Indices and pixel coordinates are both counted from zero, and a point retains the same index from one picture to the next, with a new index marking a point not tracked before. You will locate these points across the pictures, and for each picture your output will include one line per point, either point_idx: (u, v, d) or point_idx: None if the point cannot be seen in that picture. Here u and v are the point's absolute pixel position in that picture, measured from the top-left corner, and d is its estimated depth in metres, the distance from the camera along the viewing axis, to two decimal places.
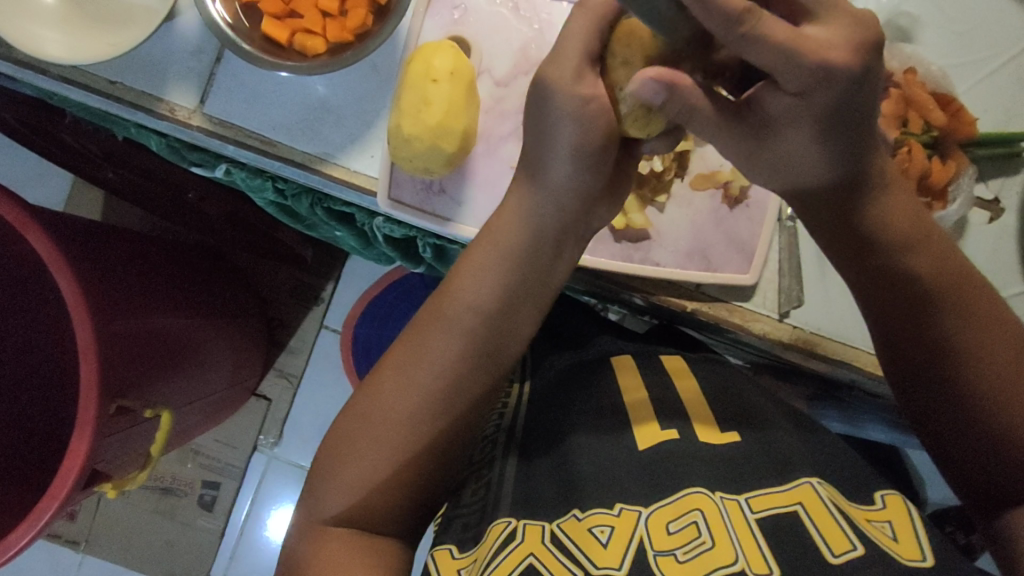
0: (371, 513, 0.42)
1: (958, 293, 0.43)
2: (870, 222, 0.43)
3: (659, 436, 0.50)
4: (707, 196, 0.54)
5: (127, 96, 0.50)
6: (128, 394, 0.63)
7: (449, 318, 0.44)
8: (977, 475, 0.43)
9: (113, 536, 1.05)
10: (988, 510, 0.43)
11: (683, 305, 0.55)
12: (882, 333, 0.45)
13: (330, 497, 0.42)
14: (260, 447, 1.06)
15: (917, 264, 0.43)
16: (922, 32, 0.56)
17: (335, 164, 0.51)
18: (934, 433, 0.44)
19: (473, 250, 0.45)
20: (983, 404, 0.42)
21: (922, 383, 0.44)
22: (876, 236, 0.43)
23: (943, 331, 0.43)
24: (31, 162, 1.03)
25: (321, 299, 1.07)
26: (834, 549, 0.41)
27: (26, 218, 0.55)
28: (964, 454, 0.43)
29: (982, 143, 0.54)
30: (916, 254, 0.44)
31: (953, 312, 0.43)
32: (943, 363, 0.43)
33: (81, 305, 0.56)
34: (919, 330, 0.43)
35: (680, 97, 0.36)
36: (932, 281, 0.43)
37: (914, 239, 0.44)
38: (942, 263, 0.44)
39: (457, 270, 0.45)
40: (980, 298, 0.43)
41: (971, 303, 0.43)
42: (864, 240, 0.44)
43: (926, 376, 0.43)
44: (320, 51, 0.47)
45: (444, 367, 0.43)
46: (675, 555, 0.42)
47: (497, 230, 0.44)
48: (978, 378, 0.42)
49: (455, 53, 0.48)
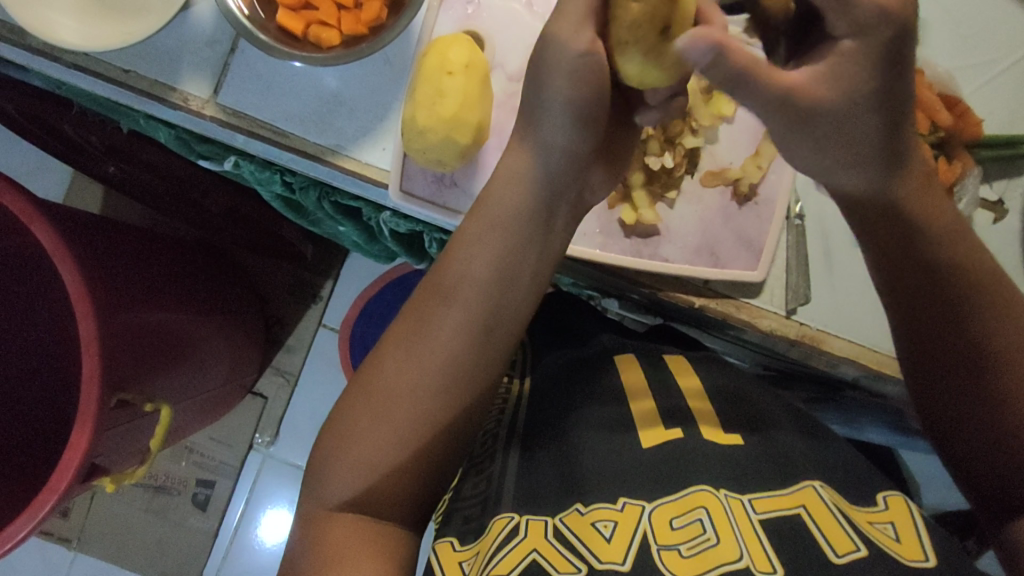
0: (382, 497, 0.42)
1: (981, 297, 0.43)
2: (899, 226, 0.42)
3: (662, 436, 0.50)
4: (716, 193, 0.54)
5: (140, 85, 0.50)
6: (128, 388, 0.63)
7: (457, 299, 0.43)
8: (988, 477, 0.43)
9: (105, 534, 1.04)
10: (1001, 514, 0.43)
11: (691, 301, 0.55)
12: (903, 324, 0.45)
13: (342, 487, 0.42)
14: (255, 446, 1.06)
15: (946, 259, 0.43)
16: (929, 34, 0.57)
17: (347, 155, 0.51)
18: (939, 420, 0.45)
19: (471, 237, 0.44)
20: (1002, 405, 0.42)
21: (946, 380, 0.44)
22: (905, 228, 0.42)
23: (969, 328, 0.43)
24: (31, 155, 1.03)
25: (321, 298, 1.06)
26: (838, 549, 0.41)
27: (30, 207, 0.55)
28: (963, 443, 0.44)
29: (986, 145, 0.55)
30: (948, 249, 0.43)
31: (978, 307, 0.43)
32: (969, 364, 0.43)
33: (84, 297, 0.56)
34: (945, 323, 0.43)
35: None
36: (957, 274, 0.43)
37: (945, 234, 0.43)
38: (970, 258, 0.43)
39: (456, 260, 0.44)
40: (1001, 294, 0.43)
41: (994, 299, 0.43)
42: (891, 230, 0.43)
43: (950, 374, 0.44)
44: (335, 43, 0.48)
45: (452, 356, 0.43)
46: (679, 550, 0.43)
47: (497, 218, 0.43)
48: (992, 370, 0.42)
49: (469, 47, 0.48)
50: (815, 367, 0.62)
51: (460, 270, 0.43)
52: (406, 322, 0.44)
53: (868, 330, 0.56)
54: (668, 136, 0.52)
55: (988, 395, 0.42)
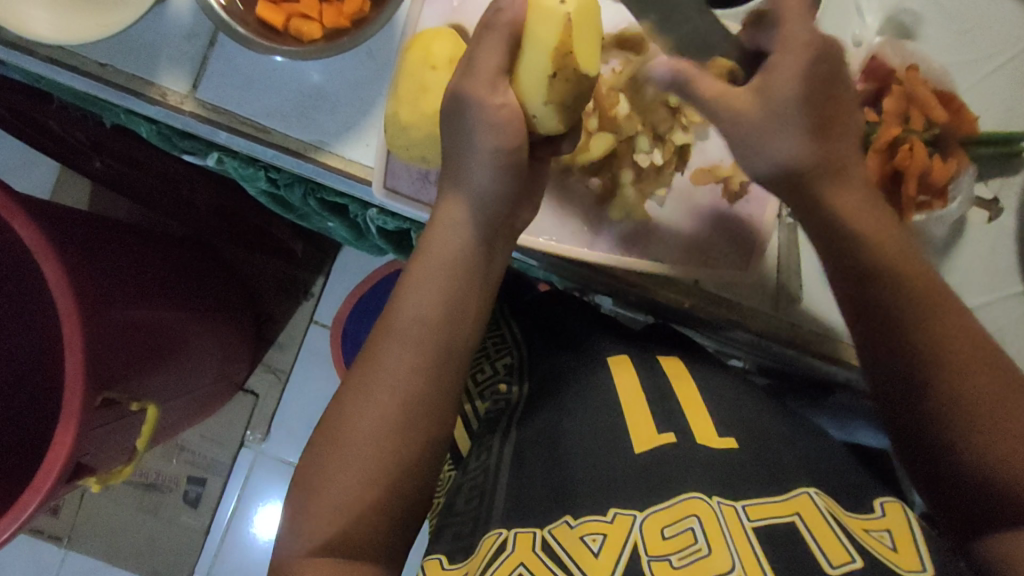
0: (354, 533, 0.41)
1: (924, 309, 0.42)
2: (863, 236, 0.43)
3: (653, 440, 0.49)
4: (706, 191, 0.53)
5: (117, 79, 0.49)
6: (114, 386, 0.61)
7: (401, 329, 0.42)
8: (951, 492, 0.42)
9: (96, 532, 1.04)
10: (969, 531, 0.42)
11: (681, 301, 0.55)
12: (865, 362, 0.45)
13: (331, 504, 0.41)
14: (247, 442, 1.05)
15: (886, 275, 0.43)
16: (925, 28, 0.56)
17: (330, 152, 0.50)
18: (931, 459, 0.42)
19: (438, 227, 0.43)
20: (958, 426, 0.41)
21: (896, 391, 0.43)
22: (855, 240, 0.43)
23: (911, 340, 0.42)
24: (17, 150, 1.01)
25: (312, 294, 1.07)
26: (833, 560, 0.40)
27: (10, 203, 0.54)
28: (951, 473, 0.41)
29: (982, 142, 0.54)
30: (880, 263, 0.43)
31: (919, 323, 0.42)
32: (918, 379, 0.42)
33: (69, 296, 0.55)
34: (887, 338, 0.43)
35: None
36: (923, 291, 0.43)
37: (881, 249, 0.43)
38: (905, 273, 0.43)
39: (408, 265, 0.43)
40: (946, 309, 0.43)
41: (937, 314, 0.42)
42: (820, 249, 0.44)
43: (901, 387, 0.43)
44: (316, 36, 0.46)
45: (409, 360, 0.41)
46: (671, 561, 0.41)
47: (448, 211, 0.43)
48: (955, 395, 0.41)
49: (454, 42, 0.47)
50: (804, 365, 0.61)
51: (447, 274, 0.43)
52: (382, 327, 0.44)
53: None
54: (658, 132, 0.50)
55: (942, 409, 0.41)
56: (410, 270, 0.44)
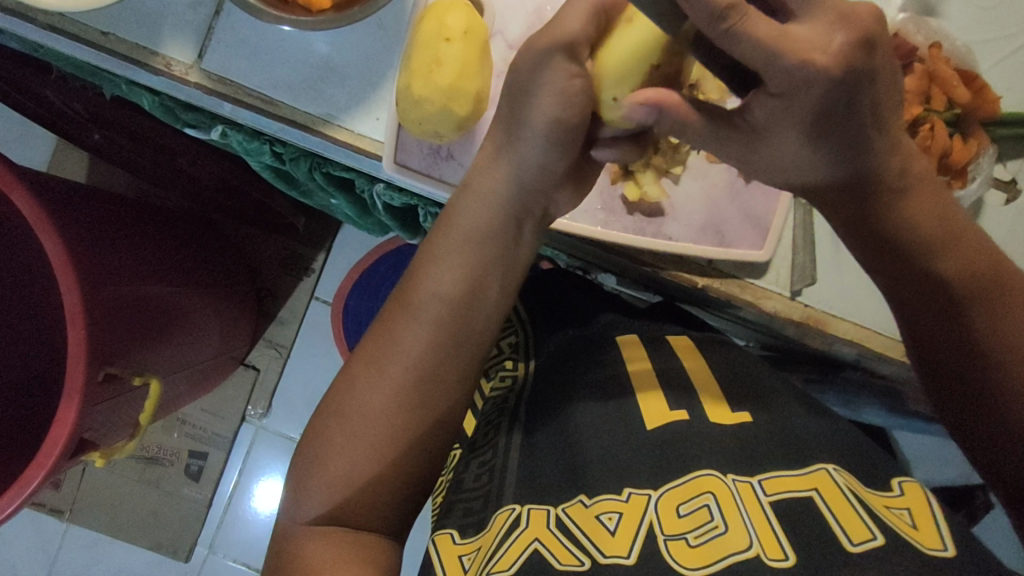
0: (363, 510, 0.41)
1: (981, 295, 0.43)
2: (893, 223, 0.42)
3: (667, 414, 0.49)
4: (721, 170, 0.52)
5: (119, 48, 0.48)
6: (116, 361, 0.61)
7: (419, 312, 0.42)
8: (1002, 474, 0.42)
9: (97, 505, 1.04)
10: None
11: (693, 281, 0.54)
12: (915, 347, 0.45)
13: (340, 482, 0.40)
14: (248, 418, 1.05)
15: (942, 264, 0.43)
16: (948, 6, 0.55)
17: (338, 125, 0.49)
18: (988, 442, 0.43)
19: (459, 204, 0.43)
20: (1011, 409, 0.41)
21: (953, 379, 0.43)
22: (880, 218, 0.42)
23: (969, 326, 0.43)
24: (13, 121, 0.99)
25: (313, 270, 1.05)
26: (852, 537, 0.39)
27: (8, 174, 0.53)
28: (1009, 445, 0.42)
29: (1002, 123, 0.54)
30: (942, 253, 0.43)
31: (977, 307, 0.43)
32: (974, 364, 0.43)
33: (68, 269, 0.54)
34: (946, 326, 0.43)
35: (671, 112, 0.36)
36: (960, 284, 0.43)
37: (940, 239, 0.43)
38: (966, 260, 0.43)
39: (433, 251, 0.43)
40: (1000, 288, 0.43)
41: (990, 296, 0.43)
42: (877, 237, 0.43)
43: (956, 373, 0.43)
44: (326, 6, 0.45)
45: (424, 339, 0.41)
46: (687, 540, 0.41)
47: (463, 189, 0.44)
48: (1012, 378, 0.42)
49: (468, 12, 0.46)
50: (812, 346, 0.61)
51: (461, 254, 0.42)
52: (396, 310, 0.43)
53: (875, 313, 0.54)
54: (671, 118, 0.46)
55: (992, 395, 0.42)
56: (429, 251, 0.44)
